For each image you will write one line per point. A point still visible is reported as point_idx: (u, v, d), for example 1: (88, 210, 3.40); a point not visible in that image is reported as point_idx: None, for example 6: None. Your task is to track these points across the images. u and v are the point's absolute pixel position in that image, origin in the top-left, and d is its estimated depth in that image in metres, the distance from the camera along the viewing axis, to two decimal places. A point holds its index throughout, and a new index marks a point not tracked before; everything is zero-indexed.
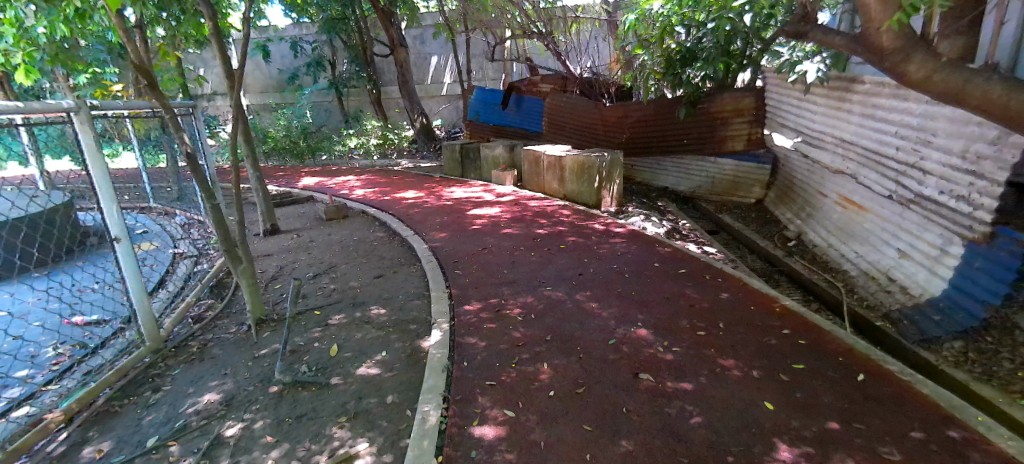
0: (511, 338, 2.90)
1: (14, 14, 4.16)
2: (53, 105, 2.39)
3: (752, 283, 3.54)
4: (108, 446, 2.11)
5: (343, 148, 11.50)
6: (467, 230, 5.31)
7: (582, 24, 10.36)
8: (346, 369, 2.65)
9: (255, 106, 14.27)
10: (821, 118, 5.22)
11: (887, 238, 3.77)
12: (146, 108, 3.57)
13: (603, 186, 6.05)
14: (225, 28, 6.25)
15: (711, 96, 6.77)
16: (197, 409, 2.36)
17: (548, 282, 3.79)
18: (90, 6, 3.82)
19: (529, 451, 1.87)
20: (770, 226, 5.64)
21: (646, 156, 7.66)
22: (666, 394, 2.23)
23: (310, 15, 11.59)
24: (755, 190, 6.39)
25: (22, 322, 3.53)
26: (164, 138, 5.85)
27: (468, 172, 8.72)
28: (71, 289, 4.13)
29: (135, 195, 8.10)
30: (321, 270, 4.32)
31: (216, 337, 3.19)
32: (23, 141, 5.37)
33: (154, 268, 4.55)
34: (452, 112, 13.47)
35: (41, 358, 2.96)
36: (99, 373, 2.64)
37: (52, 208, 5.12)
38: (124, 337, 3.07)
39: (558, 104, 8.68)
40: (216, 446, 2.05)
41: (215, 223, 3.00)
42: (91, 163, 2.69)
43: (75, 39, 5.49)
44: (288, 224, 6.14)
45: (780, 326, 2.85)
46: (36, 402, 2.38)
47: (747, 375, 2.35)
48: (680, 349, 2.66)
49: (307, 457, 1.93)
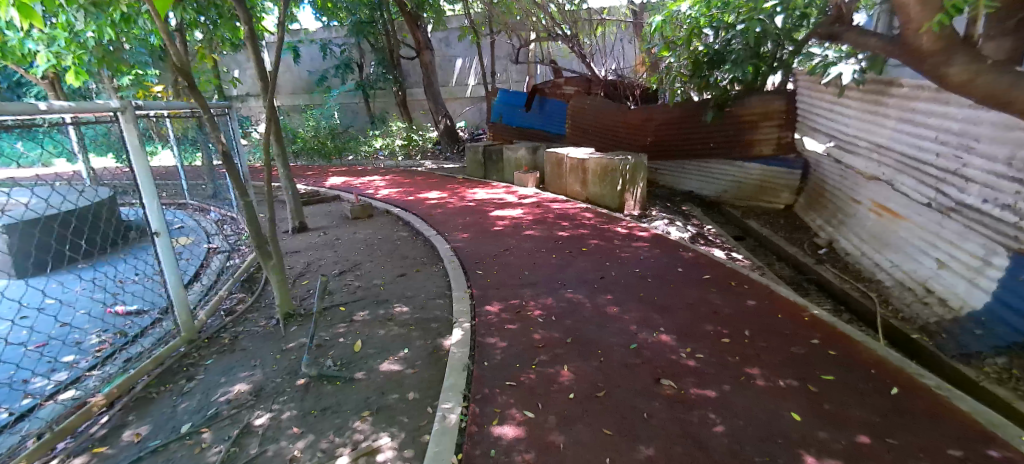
0: (531, 339, 2.90)
1: (67, 20, 4.54)
2: (101, 105, 2.52)
3: (779, 290, 3.46)
4: (145, 430, 2.22)
5: (369, 149, 11.83)
6: (489, 231, 5.35)
7: (608, 26, 10.31)
8: (370, 364, 2.72)
9: (286, 107, 14.72)
10: (854, 123, 5.05)
11: (923, 247, 3.63)
12: (185, 108, 3.71)
13: (626, 189, 6.00)
14: (259, 32, 6.50)
15: (740, 100, 6.60)
16: (228, 398, 2.46)
17: (568, 284, 3.78)
18: (136, 11, 4.04)
19: (548, 452, 1.88)
20: (798, 233, 5.50)
21: (669, 160, 7.63)
22: (688, 401, 2.19)
23: (340, 18, 11.88)
24: (783, 196, 6.28)
25: (69, 309, 3.73)
26: (202, 138, 6.12)
27: (490, 173, 8.77)
28: (113, 280, 4.35)
29: (173, 192, 8.46)
30: (346, 268, 4.42)
31: (246, 330, 3.30)
32: (73, 138, 5.72)
33: (189, 261, 4.74)
34: (475, 113, 13.59)
35: (85, 344, 3.13)
36: (139, 360, 2.78)
37: (100, 203, 5.41)
38: (162, 327, 3.23)
39: (582, 106, 8.68)
40: (245, 435, 2.12)
41: (247, 220, 3.10)
42: (135, 161, 2.82)
43: (120, 42, 5.78)
44: (314, 222, 6.28)
45: (808, 336, 2.78)
46: (80, 386, 2.53)
47: (772, 385, 2.29)
48: (703, 356, 2.62)
49: (331, 449, 1.98)
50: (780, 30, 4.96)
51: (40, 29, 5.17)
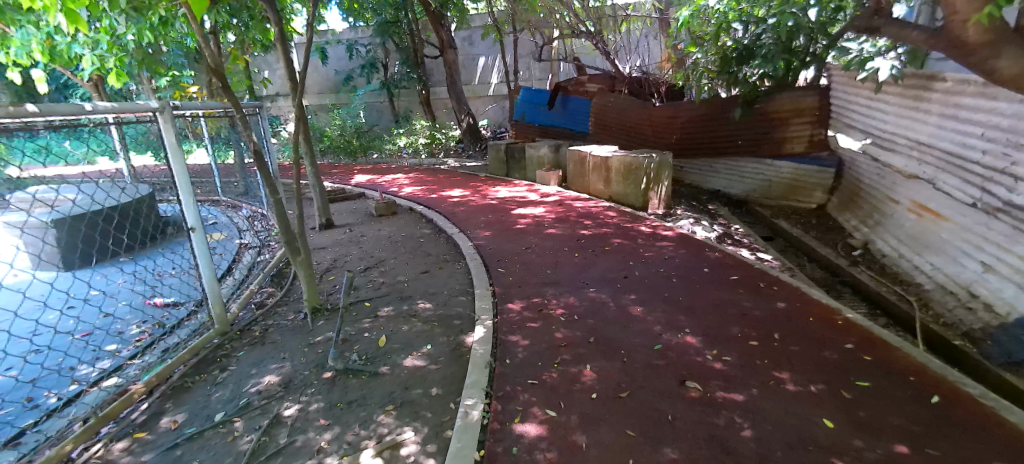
0: (553, 338, 2.89)
1: (109, 25, 4.74)
2: (140, 106, 2.62)
3: (811, 292, 3.35)
4: (181, 418, 2.32)
5: (393, 147, 12.01)
6: (511, 229, 5.36)
7: (632, 22, 10.17)
8: (393, 359, 2.76)
9: (313, 107, 15.08)
10: (894, 119, 4.85)
11: (967, 249, 3.44)
12: (219, 108, 3.84)
13: (650, 188, 5.93)
14: (288, 33, 6.66)
15: (771, 96, 6.45)
16: (259, 389, 2.54)
17: (591, 284, 3.75)
18: (173, 14, 4.19)
19: (570, 452, 1.87)
20: (832, 233, 5.30)
21: (696, 158, 7.49)
22: (714, 404, 2.15)
23: (366, 19, 12.07)
24: (816, 194, 6.04)
25: (112, 300, 3.92)
26: (234, 137, 6.32)
27: (513, 171, 8.77)
28: (151, 273, 4.54)
29: (207, 189, 8.79)
30: (371, 264, 4.51)
31: (276, 323, 3.40)
32: (115, 137, 5.99)
33: (223, 256, 4.91)
34: (497, 112, 13.62)
35: (127, 334, 3.28)
36: (176, 351, 2.90)
37: (140, 199, 5.67)
38: (197, 319, 3.36)
39: (605, 104, 8.62)
40: (275, 425, 2.19)
41: (277, 216, 3.18)
42: (172, 160, 2.92)
43: (158, 45, 6.01)
44: (340, 219, 6.42)
45: (842, 340, 2.69)
46: (122, 374, 2.65)
47: (803, 390, 2.23)
48: (730, 358, 2.56)
49: (356, 442, 2.02)
50: (813, 23, 4.78)
51: (85, 33, 5.43)
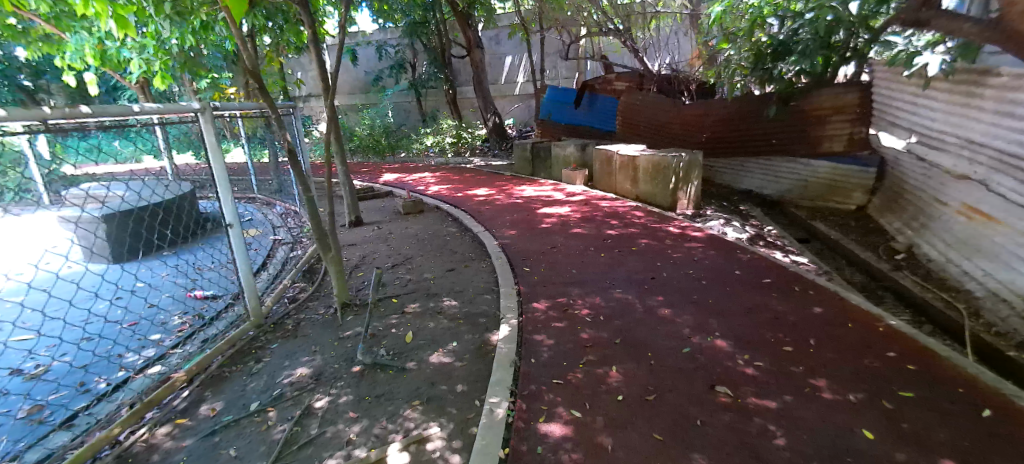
0: (579, 339, 2.88)
1: (156, 30, 4.98)
2: (183, 107, 2.75)
3: (850, 297, 3.21)
4: (219, 406, 2.42)
5: (420, 146, 12.18)
6: (536, 228, 5.35)
7: (662, 19, 10.00)
8: (420, 355, 2.80)
9: (343, 107, 15.46)
10: (941, 117, 4.59)
11: (1022, 254, 3.20)
12: (255, 109, 3.98)
13: (679, 187, 5.81)
14: (321, 35, 6.84)
15: (808, 93, 6.22)
16: (291, 380, 2.62)
17: (617, 284, 3.71)
18: (214, 19, 4.36)
19: (596, 454, 1.85)
20: (873, 236, 5.08)
21: (728, 158, 7.34)
22: (745, 410, 2.09)
23: (395, 20, 12.27)
24: (855, 196, 5.77)
25: (156, 292, 4.13)
26: (268, 137, 6.54)
27: (538, 170, 8.75)
28: (192, 267, 4.76)
29: (243, 187, 9.13)
30: (398, 261, 4.58)
31: (308, 317, 3.50)
32: (160, 137, 6.30)
33: (258, 251, 5.10)
34: (523, 111, 13.62)
35: (169, 324, 3.45)
36: (214, 342, 3.03)
37: (183, 196, 5.95)
38: (234, 312, 3.50)
39: (632, 102, 8.47)
40: (306, 416, 2.26)
41: (309, 213, 3.28)
42: (213, 159, 3.05)
43: (199, 48, 6.27)
44: (368, 216, 6.57)
45: (883, 348, 2.57)
46: (165, 362, 2.79)
47: (841, 399, 2.14)
48: (762, 364, 2.49)
49: (384, 435, 2.06)
50: (855, 17, 4.58)
51: (133, 38, 5.71)
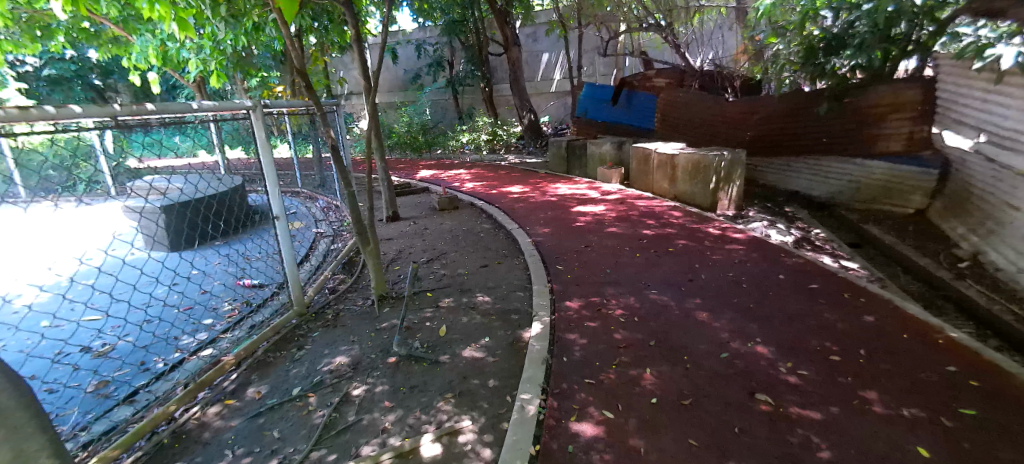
0: (613, 339, 2.84)
1: (212, 31, 5.26)
2: (237, 105, 2.89)
3: (906, 307, 3.02)
4: (264, 389, 2.54)
5: (456, 143, 12.32)
6: (571, 226, 5.32)
7: (706, 13, 9.69)
8: (454, 349, 2.85)
9: (383, 105, 15.88)
10: (1015, 115, 4.19)
11: None
12: (301, 106, 4.13)
13: (719, 187, 5.64)
14: (364, 34, 7.04)
15: (865, 90, 5.91)
16: (331, 368, 2.72)
17: (653, 285, 3.64)
18: (264, 20, 4.56)
19: (627, 456, 1.83)
20: (933, 242, 4.74)
21: (773, 158, 6.99)
22: (787, 421, 2.00)
23: (434, 19, 12.46)
24: (914, 199, 5.36)
25: (209, 279, 4.39)
26: (313, 134, 6.81)
27: (573, 169, 8.68)
28: (241, 257, 5.03)
29: (289, 181, 9.55)
30: (433, 256, 4.67)
31: (347, 307, 3.63)
32: (214, 133, 6.68)
33: (301, 243, 5.32)
34: (560, 108, 13.53)
35: (220, 310, 3.66)
36: (261, 328, 3.19)
37: (235, 189, 6.30)
38: (279, 300, 3.67)
39: (673, 99, 8.29)
40: (344, 403, 2.34)
41: (349, 208, 3.38)
42: (262, 154, 3.19)
43: (251, 48, 6.57)
44: (406, 212, 6.72)
45: (943, 362, 2.40)
46: (216, 346, 2.97)
47: (893, 414, 2.01)
48: (807, 372, 2.38)
49: (417, 426, 2.11)
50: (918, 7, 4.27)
51: (192, 40, 6.06)
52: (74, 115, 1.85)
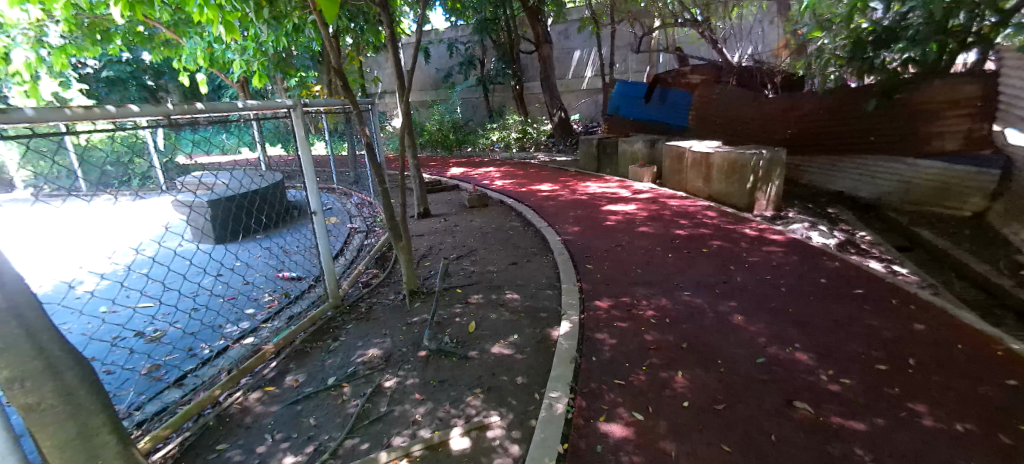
0: (643, 340, 2.80)
1: (256, 33, 5.49)
2: (279, 104, 2.99)
3: (961, 315, 2.84)
4: (302, 378, 2.64)
5: (486, 141, 12.38)
6: (600, 225, 5.26)
7: (746, 7, 9.37)
8: (483, 345, 2.87)
9: (415, 103, 16.14)
10: None
11: None
12: (338, 104, 4.25)
13: (757, 187, 5.46)
14: (399, 33, 7.17)
15: (918, 85, 5.54)
16: (364, 360, 2.80)
17: (686, 287, 3.55)
18: (305, 21, 4.71)
19: (657, 458, 1.81)
20: (992, 247, 4.44)
21: (817, 156, 6.65)
22: (827, 431, 1.93)
23: (467, 17, 12.55)
24: (972, 200, 5.00)
25: (251, 271, 4.60)
26: (349, 132, 7.00)
27: (604, 167, 8.58)
28: (280, 250, 5.23)
29: (325, 178, 9.85)
30: (463, 253, 4.72)
31: (379, 301, 3.72)
32: (256, 131, 6.96)
33: (336, 238, 5.49)
34: (591, 106, 13.39)
35: (261, 300, 3.83)
36: (298, 319, 3.31)
37: (275, 185, 6.56)
38: (315, 292, 3.81)
39: (708, 96, 8.06)
40: (377, 394, 2.41)
41: (383, 204, 3.46)
42: (301, 150, 3.30)
43: (292, 49, 6.82)
44: (437, 209, 6.82)
45: (1003, 375, 2.25)
46: (257, 334, 3.11)
47: (945, 428, 1.90)
48: (849, 381, 2.28)
49: (447, 419, 2.15)
50: None
51: (237, 41, 6.34)
52: (132, 113, 1.98)
